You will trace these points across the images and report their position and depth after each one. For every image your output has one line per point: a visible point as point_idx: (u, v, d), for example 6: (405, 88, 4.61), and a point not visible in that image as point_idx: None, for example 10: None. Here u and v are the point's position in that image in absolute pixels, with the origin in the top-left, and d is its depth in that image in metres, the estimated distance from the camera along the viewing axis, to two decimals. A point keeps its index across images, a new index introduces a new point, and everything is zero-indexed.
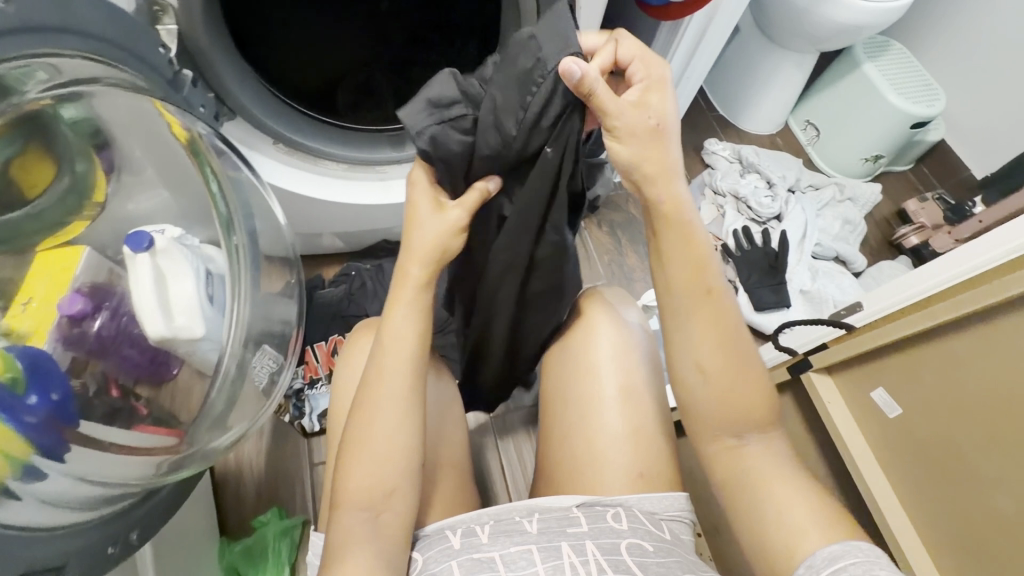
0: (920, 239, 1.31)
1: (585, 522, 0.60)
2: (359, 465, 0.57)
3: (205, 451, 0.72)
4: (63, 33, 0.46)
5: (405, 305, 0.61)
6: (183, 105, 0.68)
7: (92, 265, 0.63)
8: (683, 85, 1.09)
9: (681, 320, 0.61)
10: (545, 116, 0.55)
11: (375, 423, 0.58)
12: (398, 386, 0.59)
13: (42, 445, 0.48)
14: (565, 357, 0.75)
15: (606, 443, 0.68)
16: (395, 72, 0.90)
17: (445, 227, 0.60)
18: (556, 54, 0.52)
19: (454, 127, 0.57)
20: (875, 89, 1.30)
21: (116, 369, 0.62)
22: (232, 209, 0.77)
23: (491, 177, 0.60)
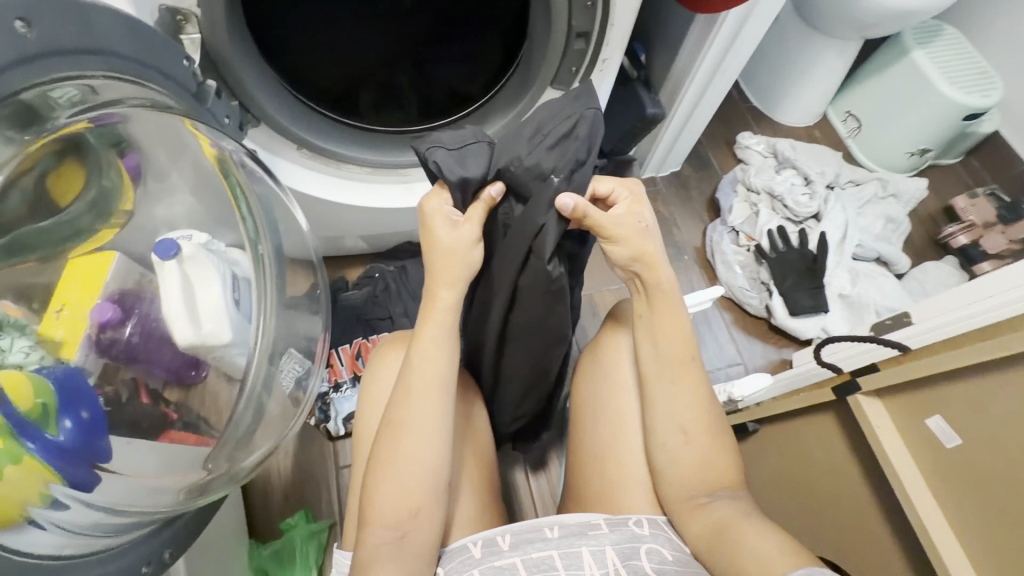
0: (969, 238, 1.23)
1: (607, 526, 0.60)
2: (389, 485, 0.56)
3: (233, 471, 0.71)
4: (85, 53, 0.45)
5: (436, 328, 0.59)
6: (211, 123, 0.67)
7: (121, 269, 0.65)
8: (717, 80, 1.02)
9: (664, 383, 0.64)
10: (567, 143, 0.55)
11: (410, 441, 0.57)
12: (437, 407, 0.59)
13: (71, 471, 0.48)
14: (597, 372, 0.72)
15: (634, 459, 0.67)
16: (417, 70, 0.84)
17: (461, 246, 0.57)
18: (582, 108, 0.55)
19: (470, 151, 0.57)
20: (925, 78, 1.22)
21: (146, 374, 0.65)
22: (259, 224, 0.77)
23: (495, 182, 0.57)
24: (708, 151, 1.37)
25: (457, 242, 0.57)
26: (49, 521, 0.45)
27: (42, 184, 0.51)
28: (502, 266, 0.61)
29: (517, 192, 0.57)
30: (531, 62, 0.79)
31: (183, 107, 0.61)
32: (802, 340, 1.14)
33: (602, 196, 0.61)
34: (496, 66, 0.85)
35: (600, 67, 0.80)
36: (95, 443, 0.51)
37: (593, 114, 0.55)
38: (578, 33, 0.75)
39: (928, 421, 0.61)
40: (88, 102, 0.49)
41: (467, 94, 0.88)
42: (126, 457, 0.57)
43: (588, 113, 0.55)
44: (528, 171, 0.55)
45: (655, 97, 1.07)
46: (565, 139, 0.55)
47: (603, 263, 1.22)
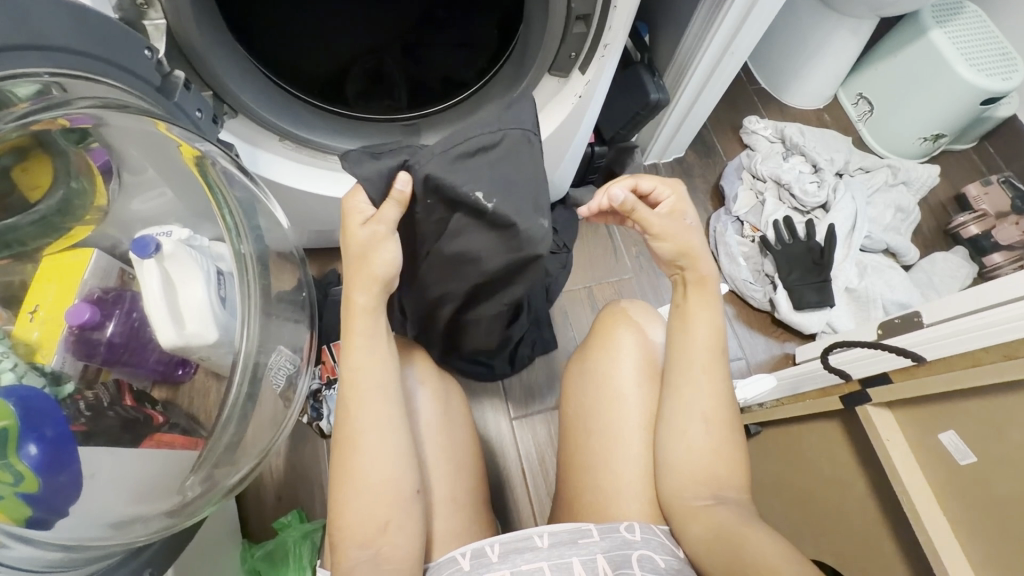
0: (981, 228, 1.19)
1: (598, 532, 0.56)
2: (350, 500, 0.54)
3: (210, 490, 0.65)
4: (26, 49, 0.40)
5: (359, 334, 0.58)
6: (190, 126, 0.62)
7: (101, 266, 0.67)
8: (724, 63, 0.97)
9: (689, 373, 0.62)
10: (480, 149, 0.56)
11: (362, 454, 0.55)
12: (385, 412, 0.57)
13: (42, 494, 0.45)
14: (585, 382, 0.70)
15: (628, 468, 0.64)
16: (408, 56, 0.79)
17: (373, 242, 0.57)
18: (514, 127, 0.57)
19: (385, 157, 0.58)
20: (943, 59, 1.16)
21: (130, 374, 0.68)
22: (240, 223, 0.72)
23: (398, 173, 0.57)
24: (714, 135, 1.32)
25: (370, 238, 0.57)
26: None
27: (5, 178, 0.50)
28: (448, 276, 0.67)
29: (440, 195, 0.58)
30: (527, 44, 0.74)
31: (159, 110, 0.57)
32: (806, 334, 1.12)
33: (645, 194, 0.62)
34: (492, 50, 0.80)
35: (601, 52, 0.74)
36: (67, 474, 0.49)
37: (516, 133, 0.56)
38: (578, 16, 0.70)
39: (940, 436, 0.59)
40: (48, 99, 0.46)
41: (462, 79, 0.83)
42: (105, 471, 0.55)
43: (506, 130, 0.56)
44: (443, 173, 0.56)
45: (659, 81, 1.00)
46: (485, 152, 0.56)
47: (602, 253, 1.19)
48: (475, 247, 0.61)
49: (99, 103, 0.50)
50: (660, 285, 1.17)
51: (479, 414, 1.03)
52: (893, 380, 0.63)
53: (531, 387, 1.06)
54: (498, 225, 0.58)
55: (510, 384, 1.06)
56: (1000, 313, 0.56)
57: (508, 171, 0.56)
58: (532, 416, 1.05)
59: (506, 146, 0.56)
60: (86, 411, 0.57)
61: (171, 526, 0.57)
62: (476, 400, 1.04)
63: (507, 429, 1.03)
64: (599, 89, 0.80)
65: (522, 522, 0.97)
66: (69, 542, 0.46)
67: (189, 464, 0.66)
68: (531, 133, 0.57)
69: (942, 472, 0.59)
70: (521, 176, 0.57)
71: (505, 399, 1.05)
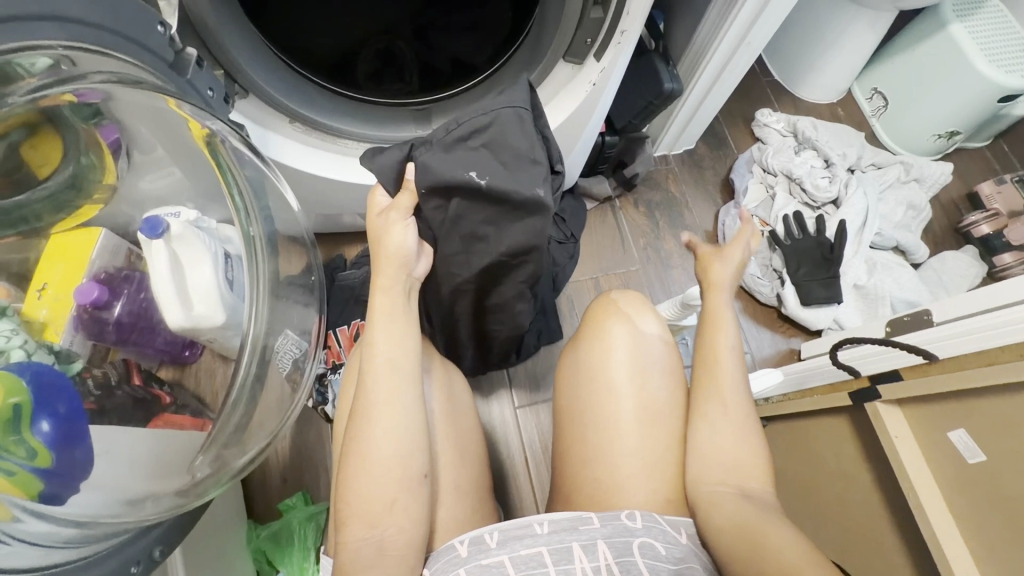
0: (993, 228, 1.18)
1: (599, 520, 0.56)
2: (361, 478, 0.55)
3: (217, 474, 0.65)
4: (38, 18, 0.39)
5: (380, 313, 0.62)
6: (203, 106, 0.62)
7: (109, 246, 0.67)
8: (740, 53, 0.95)
9: (718, 360, 0.66)
10: (475, 131, 0.59)
11: (371, 429, 0.56)
12: (402, 392, 0.58)
13: (54, 469, 0.45)
14: (578, 376, 0.70)
15: (624, 463, 0.63)
16: (419, 37, 0.77)
17: (391, 226, 0.63)
18: (504, 103, 0.59)
19: (391, 150, 0.63)
20: (961, 54, 1.14)
21: (138, 353, 0.68)
22: (250, 207, 0.72)
23: (405, 164, 0.61)
24: (725, 128, 1.31)
25: (388, 224, 0.63)
26: (11, 537, 0.40)
27: (14, 155, 0.50)
28: (463, 261, 0.68)
29: (449, 187, 0.60)
30: (544, 28, 0.73)
31: (172, 87, 0.56)
32: (812, 330, 1.11)
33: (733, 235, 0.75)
34: (505, 33, 0.78)
35: (617, 39, 0.72)
36: (81, 452, 0.48)
37: (512, 110, 0.59)
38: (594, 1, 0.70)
39: (950, 434, 0.59)
40: (60, 73, 0.45)
41: (472, 63, 0.81)
42: (118, 448, 0.55)
43: (497, 110, 0.59)
44: (443, 161, 0.59)
45: (674, 70, 0.99)
46: (478, 134, 0.59)
47: (610, 244, 1.19)
48: (483, 226, 0.64)
49: (112, 79, 0.49)
50: (668, 277, 1.17)
51: (483, 402, 1.04)
52: (901, 376, 0.63)
53: (536, 377, 1.06)
54: (513, 206, 0.61)
55: (514, 372, 1.06)
56: (1012, 314, 0.55)
57: (507, 150, 0.59)
58: (536, 406, 1.05)
59: (498, 123, 0.59)
60: (95, 390, 0.57)
61: (180, 506, 0.57)
62: (481, 388, 1.05)
63: (512, 418, 1.03)
64: (613, 77, 0.77)
65: (524, 509, 0.98)
66: (82, 518, 0.47)
67: (197, 446, 0.66)
68: (522, 111, 0.59)
69: (949, 473, 0.59)
70: (519, 154, 0.59)
71: (510, 389, 1.05)
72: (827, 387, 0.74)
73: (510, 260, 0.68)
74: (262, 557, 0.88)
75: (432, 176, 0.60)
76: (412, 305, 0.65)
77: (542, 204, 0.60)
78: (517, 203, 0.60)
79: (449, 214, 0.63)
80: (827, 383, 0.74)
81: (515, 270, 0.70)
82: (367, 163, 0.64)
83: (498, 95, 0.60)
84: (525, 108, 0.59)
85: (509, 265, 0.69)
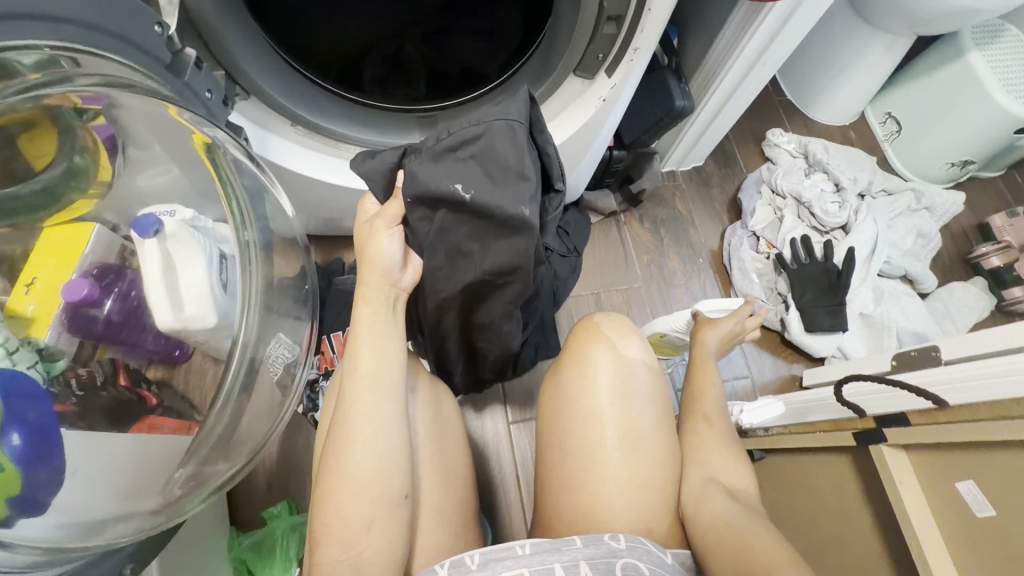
0: (1003, 260, 1.16)
1: (581, 541, 0.53)
2: (337, 496, 0.53)
3: (205, 477, 0.66)
4: (30, 18, 0.38)
5: (365, 323, 0.61)
6: (203, 110, 0.61)
7: (103, 241, 0.65)
8: (754, 73, 0.93)
9: (707, 388, 0.77)
10: (466, 142, 0.58)
11: (350, 444, 0.55)
12: (382, 407, 0.57)
13: (21, 494, 0.45)
14: (558, 401, 0.66)
15: (608, 493, 0.60)
16: (428, 43, 0.75)
17: (377, 232, 0.63)
18: (497, 115, 0.57)
19: (383, 153, 0.62)
20: (979, 83, 1.12)
21: (128, 354, 0.66)
22: (245, 212, 0.71)
23: (396, 172, 0.61)
24: (735, 146, 1.29)
25: (373, 231, 0.64)
26: None
27: (10, 148, 0.49)
28: (448, 276, 0.65)
29: (438, 199, 0.59)
30: (555, 42, 0.71)
31: (170, 91, 0.55)
32: (814, 357, 1.09)
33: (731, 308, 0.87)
34: (516, 44, 0.77)
35: (630, 55, 0.70)
36: (45, 472, 0.48)
37: (504, 123, 0.57)
38: (609, 16, 0.66)
39: (957, 484, 0.57)
40: (54, 73, 0.44)
41: (481, 71, 0.80)
42: (90, 458, 0.53)
43: (490, 123, 0.57)
44: (431, 169, 0.58)
45: (685, 87, 0.98)
46: (469, 144, 0.58)
47: (613, 259, 1.17)
48: (468, 240, 0.61)
49: (111, 80, 0.48)
50: (671, 296, 1.15)
51: (477, 415, 1.02)
52: (913, 421, 0.61)
53: (531, 392, 1.04)
54: (501, 224, 0.59)
55: (510, 386, 1.04)
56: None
57: (495, 164, 0.57)
58: (530, 422, 1.03)
59: (489, 135, 0.57)
60: (78, 391, 0.57)
61: (153, 527, 0.56)
62: (475, 401, 1.03)
63: (505, 433, 1.02)
64: (624, 95, 0.76)
65: (512, 526, 0.96)
66: (49, 545, 0.45)
67: (181, 450, 0.65)
68: (515, 123, 0.57)
69: (954, 523, 0.57)
70: (506, 167, 0.57)
71: (504, 403, 1.03)
72: (830, 424, 0.72)
73: (495, 279, 0.64)
74: (242, 566, 0.86)
75: (423, 188, 0.59)
76: (398, 316, 0.64)
77: (527, 222, 0.57)
78: (504, 220, 0.58)
79: (441, 226, 0.61)
80: (832, 418, 0.72)
81: (503, 283, 0.65)
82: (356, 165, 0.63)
83: (494, 105, 0.59)
84: (518, 120, 0.57)
85: (495, 284, 0.65)
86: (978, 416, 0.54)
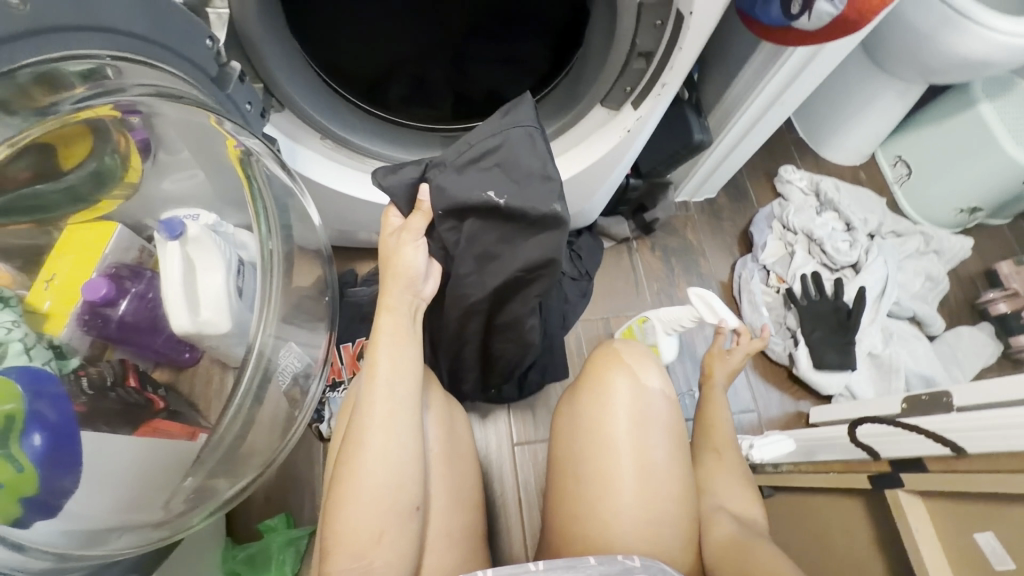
0: (1010, 307, 1.17)
1: (594, 559, 0.50)
2: (348, 507, 0.52)
3: (212, 492, 0.68)
4: (85, 28, 0.39)
5: (386, 333, 0.60)
6: (241, 122, 0.62)
7: (123, 242, 0.64)
8: (773, 111, 0.96)
9: (720, 418, 0.81)
10: (486, 150, 0.59)
11: (363, 453, 0.54)
12: (399, 418, 0.56)
13: (38, 496, 0.45)
14: (574, 425, 0.66)
15: (620, 523, 0.59)
16: (455, 64, 0.77)
17: (399, 246, 0.62)
18: (512, 124, 0.60)
19: (405, 169, 0.62)
20: (989, 133, 1.14)
21: (136, 354, 0.66)
22: (272, 224, 0.74)
23: (420, 186, 0.61)
24: (747, 180, 1.31)
25: (398, 242, 0.62)
26: None
27: (47, 157, 0.49)
28: (476, 282, 0.66)
29: (460, 212, 0.61)
30: (583, 74, 0.74)
31: (213, 102, 0.56)
32: (822, 394, 1.09)
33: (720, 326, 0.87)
34: (543, 71, 0.79)
35: (657, 90, 0.71)
36: (65, 483, 0.48)
37: (524, 129, 0.60)
38: (639, 53, 0.68)
39: (977, 535, 0.56)
40: (102, 86, 0.44)
41: (506, 96, 0.82)
42: (91, 460, 0.53)
43: (510, 131, 0.59)
44: (456, 181, 0.60)
45: (703, 122, 1.00)
46: (490, 155, 0.60)
47: (624, 286, 1.17)
48: (496, 244, 0.63)
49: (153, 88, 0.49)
50: None
51: (482, 435, 1.01)
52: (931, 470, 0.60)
53: (537, 415, 1.03)
54: (532, 223, 0.60)
55: (515, 408, 1.03)
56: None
57: (519, 172, 0.59)
58: (534, 446, 1.01)
59: (508, 144, 0.59)
60: (88, 391, 0.57)
61: (157, 541, 0.58)
62: (480, 421, 1.02)
63: (509, 455, 1.00)
64: (647, 126, 0.78)
65: (513, 552, 0.94)
66: (58, 551, 0.45)
67: (187, 461, 0.67)
68: (531, 130, 0.60)
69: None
70: (531, 172, 0.59)
71: (509, 423, 1.02)
72: (844, 466, 0.72)
73: (527, 276, 0.65)
74: None
75: (452, 202, 0.60)
76: (418, 326, 0.63)
77: (560, 217, 0.59)
78: (532, 221, 0.60)
79: (470, 235, 0.62)
80: (845, 460, 0.72)
81: (524, 293, 0.67)
82: (378, 180, 0.63)
83: (503, 112, 0.61)
84: (534, 126, 0.60)
85: (524, 280, 0.65)
86: (997, 467, 0.54)
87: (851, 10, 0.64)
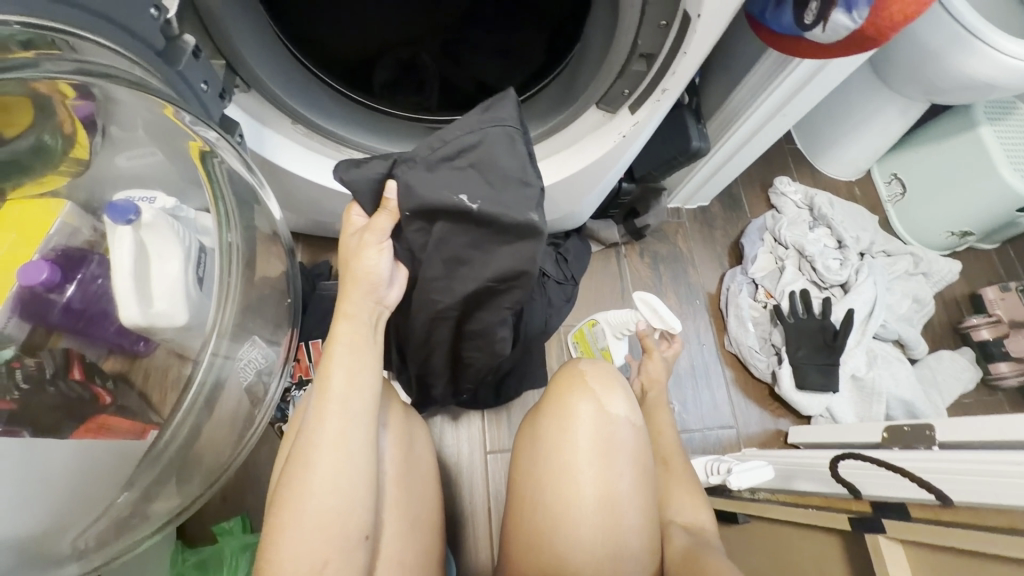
0: (993, 334, 1.16)
1: None
2: (282, 536, 0.48)
3: (149, 508, 0.62)
4: None
5: (342, 343, 0.56)
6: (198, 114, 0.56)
7: (71, 224, 0.59)
8: (774, 122, 0.92)
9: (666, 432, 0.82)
10: (461, 148, 0.54)
11: (306, 479, 0.50)
12: (352, 438, 0.52)
13: None
14: (536, 452, 0.62)
15: (576, 558, 0.56)
16: (446, 53, 0.72)
17: (362, 248, 0.58)
18: (486, 125, 0.55)
19: (370, 163, 0.57)
20: (988, 157, 1.12)
21: (85, 344, 0.61)
22: (233, 219, 0.68)
23: (386, 183, 0.56)
24: (742, 190, 1.28)
25: (360, 243, 0.58)
26: None
27: None
28: (445, 287, 0.61)
29: (431, 212, 0.56)
30: (579, 73, 0.69)
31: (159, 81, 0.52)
32: (802, 414, 1.08)
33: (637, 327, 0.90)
34: (537, 63, 0.74)
35: (657, 95, 0.67)
36: None
37: (501, 129, 0.54)
38: (641, 54, 0.62)
39: None
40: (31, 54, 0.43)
41: (497, 89, 0.77)
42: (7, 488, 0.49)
43: (488, 128, 0.54)
44: (430, 181, 0.55)
45: (703, 129, 0.95)
46: (465, 154, 0.55)
47: (610, 293, 1.14)
48: (467, 249, 0.58)
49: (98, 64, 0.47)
50: None
51: (454, 441, 0.98)
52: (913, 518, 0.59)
53: (513, 423, 1.00)
54: (505, 230, 0.56)
55: (490, 414, 1.00)
56: None
57: (495, 175, 0.55)
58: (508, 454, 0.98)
59: (484, 143, 0.54)
60: (22, 384, 0.54)
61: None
62: (453, 427, 0.99)
63: (481, 463, 0.97)
64: (644, 131, 0.73)
65: (478, 564, 0.91)
66: None
67: (125, 479, 0.60)
68: (511, 130, 0.55)
69: None
70: (507, 175, 0.55)
71: (483, 430, 0.99)
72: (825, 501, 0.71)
73: (498, 286, 0.61)
74: None
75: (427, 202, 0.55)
76: (378, 336, 0.60)
77: (536, 227, 0.55)
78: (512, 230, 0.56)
79: (439, 237, 0.58)
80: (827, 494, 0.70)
81: (500, 301, 0.63)
82: (341, 173, 0.57)
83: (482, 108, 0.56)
84: (513, 125, 0.55)
85: (497, 289, 0.61)
86: (986, 522, 0.53)
87: (870, 26, 0.60)
